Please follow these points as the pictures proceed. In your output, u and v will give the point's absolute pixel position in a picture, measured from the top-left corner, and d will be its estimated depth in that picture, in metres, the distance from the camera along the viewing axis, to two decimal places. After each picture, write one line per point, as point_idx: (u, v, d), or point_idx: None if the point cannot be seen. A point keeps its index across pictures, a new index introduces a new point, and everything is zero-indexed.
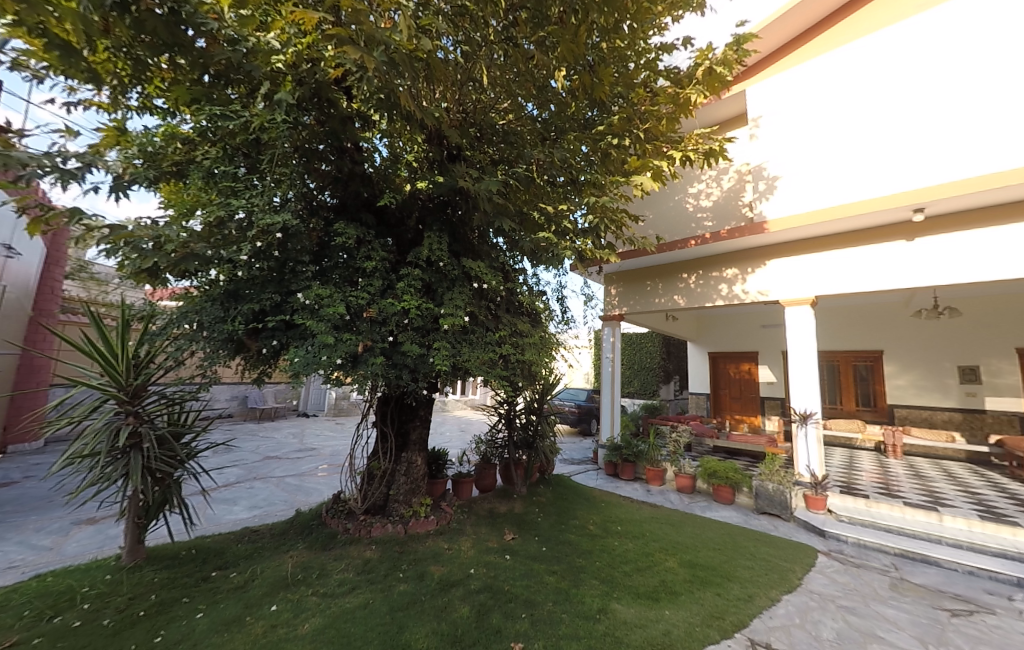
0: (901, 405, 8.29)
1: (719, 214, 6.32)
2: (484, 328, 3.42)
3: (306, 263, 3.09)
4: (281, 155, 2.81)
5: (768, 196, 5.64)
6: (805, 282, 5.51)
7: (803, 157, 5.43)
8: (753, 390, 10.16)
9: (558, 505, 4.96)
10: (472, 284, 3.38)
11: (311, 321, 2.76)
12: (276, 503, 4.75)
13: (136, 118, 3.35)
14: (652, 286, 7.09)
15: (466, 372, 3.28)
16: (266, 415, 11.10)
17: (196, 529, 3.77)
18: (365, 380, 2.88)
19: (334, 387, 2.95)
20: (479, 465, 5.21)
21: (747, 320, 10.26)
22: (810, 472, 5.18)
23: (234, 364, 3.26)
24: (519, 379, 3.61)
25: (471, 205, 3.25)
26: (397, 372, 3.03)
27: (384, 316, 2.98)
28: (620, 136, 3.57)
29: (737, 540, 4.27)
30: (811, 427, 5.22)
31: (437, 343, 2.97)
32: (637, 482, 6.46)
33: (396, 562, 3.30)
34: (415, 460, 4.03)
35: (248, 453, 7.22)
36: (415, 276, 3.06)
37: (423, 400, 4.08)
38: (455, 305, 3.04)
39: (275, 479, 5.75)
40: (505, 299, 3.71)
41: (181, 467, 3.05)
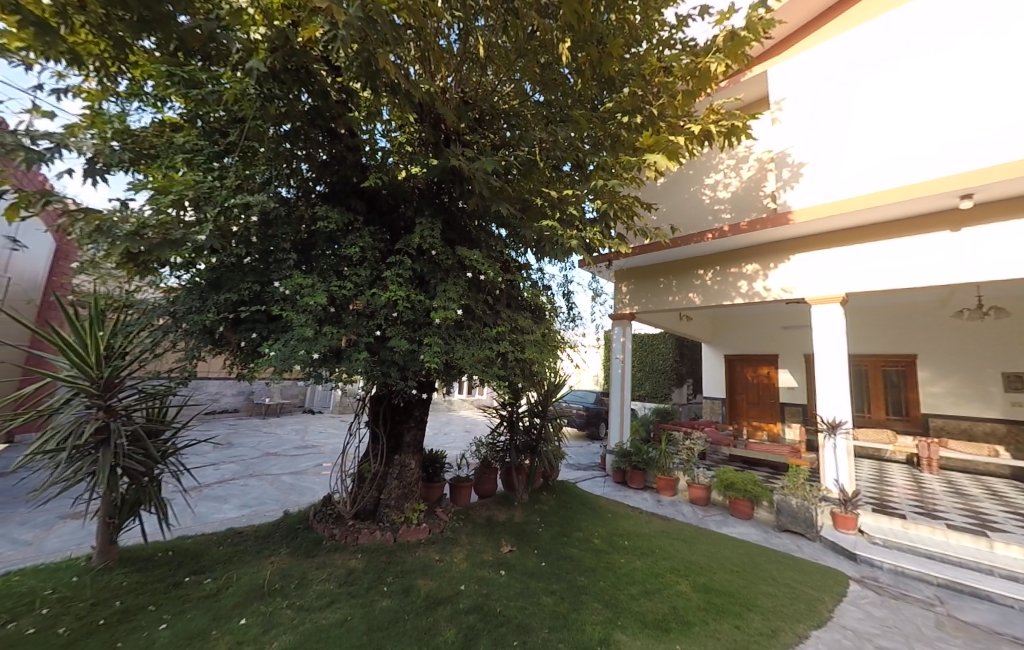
0: (937, 415, 7.76)
1: (738, 206, 5.90)
2: (482, 324, 3.15)
3: (289, 251, 2.86)
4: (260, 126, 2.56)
5: (793, 184, 5.28)
6: (834, 278, 5.10)
7: (831, 142, 5.04)
8: (773, 396, 9.68)
9: (561, 514, 4.68)
10: (467, 275, 3.12)
11: (289, 313, 2.53)
12: (267, 502, 4.57)
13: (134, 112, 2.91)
14: (665, 284, 6.73)
15: (460, 371, 3.00)
16: (271, 410, 11.08)
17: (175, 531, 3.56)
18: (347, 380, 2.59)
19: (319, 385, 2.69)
20: (478, 469, 4.94)
21: (765, 321, 9.82)
22: (838, 487, 4.79)
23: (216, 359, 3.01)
24: (519, 380, 3.33)
25: (466, 189, 2.96)
26: (385, 371, 2.75)
27: (371, 308, 2.71)
28: (630, 114, 3.29)
29: (758, 564, 3.89)
30: (841, 438, 4.83)
31: (427, 340, 2.70)
32: (647, 491, 6.12)
33: (382, 574, 3.04)
34: (408, 463, 3.79)
35: (247, 450, 7.11)
36: (406, 265, 2.81)
37: (417, 399, 3.84)
38: (448, 298, 2.77)
39: (270, 476, 5.60)
40: (505, 294, 3.43)
41: (160, 463, 2.87)
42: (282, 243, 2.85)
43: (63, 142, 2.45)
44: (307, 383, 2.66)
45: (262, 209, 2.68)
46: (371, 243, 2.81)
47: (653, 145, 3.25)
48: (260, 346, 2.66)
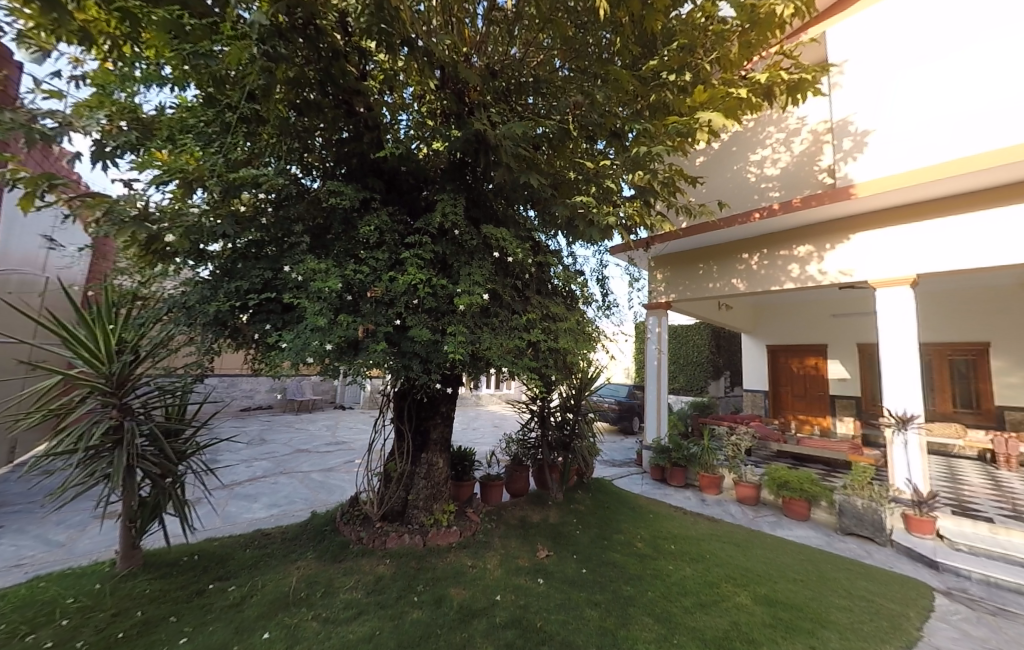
0: (1015, 407, 6.97)
1: (788, 183, 5.39)
2: (510, 311, 2.89)
3: (304, 234, 2.69)
4: (276, 102, 2.35)
5: (856, 155, 4.71)
6: (901, 259, 4.54)
7: (902, 106, 4.46)
8: (821, 387, 9.03)
9: (599, 514, 4.39)
10: (493, 256, 2.84)
11: (304, 301, 2.35)
12: (296, 501, 4.49)
13: (146, 90, 2.66)
14: (705, 269, 6.27)
15: (488, 363, 2.74)
16: (303, 406, 11.24)
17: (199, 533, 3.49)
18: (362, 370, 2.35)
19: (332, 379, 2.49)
20: (509, 467, 4.70)
21: (812, 308, 9.17)
22: (912, 487, 4.25)
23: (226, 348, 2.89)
24: (553, 372, 3.04)
25: (493, 161, 2.66)
26: (405, 362, 2.52)
27: (389, 293, 2.47)
28: (677, 72, 2.88)
29: (824, 571, 3.49)
30: (912, 433, 4.30)
31: (450, 328, 2.46)
32: (689, 490, 5.74)
33: (412, 581, 2.85)
34: (436, 461, 3.60)
35: (279, 446, 7.15)
36: (429, 248, 2.58)
37: (444, 394, 3.62)
38: (474, 282, 2.51)
39: (300, 473, 5.56)
40: (535, 279, 3.15)
41: (183, 458, 2.78)
42: (296, 227, 2.68)
43: (67, 123, 2.27)
44: (323, 376, 2.47)
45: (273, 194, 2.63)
46: (386, 220, 2.60)
47: (706, 101, 2.83)
48: (273, 336, 2.49)
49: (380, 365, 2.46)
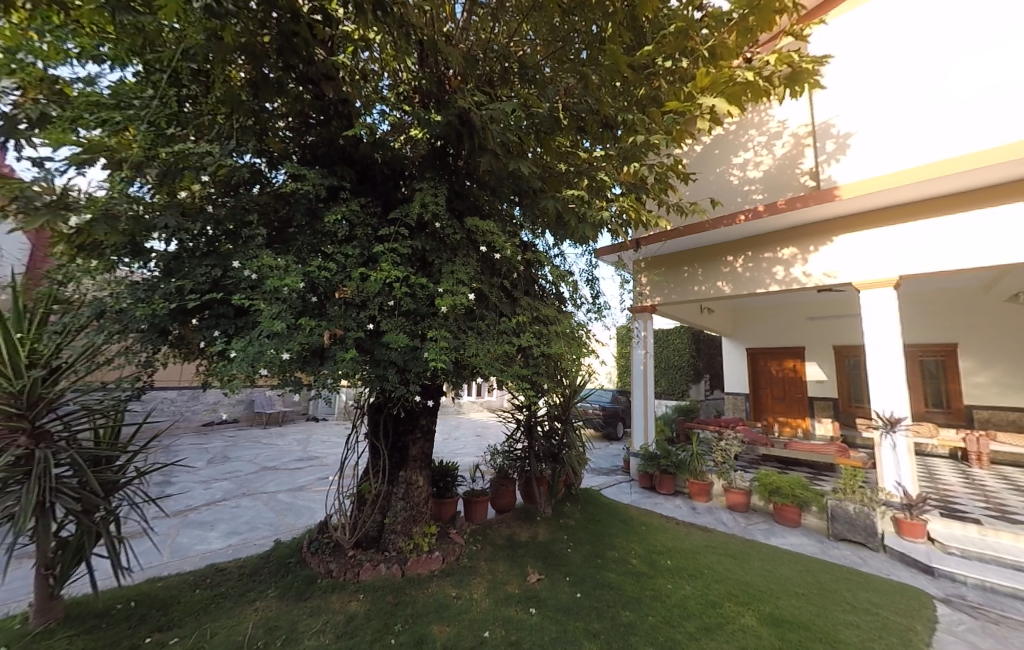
0: (983, 405, 7.16)
1: (772, 185, 5.31)
2: (497, 314, 2.63)
3: (258, 227, 2.36)
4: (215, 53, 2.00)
5: (839, 157, 4.74)
6: (884, 260, 4.54)
7: (882, 109, 4.49)
8: (800, 389, 9.14)
9: (589, 529, 4.15)
10: (479, 253, 2.58)
11: (260, 303, 2.03)
12: (259, 528, 4.07)
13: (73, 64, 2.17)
14: (689, 272, 6.18)
15: (474, 372, 2.46)
16: (272, 419, 10.61)
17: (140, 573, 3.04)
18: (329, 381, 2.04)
19: (293, 393, 2.16)
20: (494, 481, 4.41)
21: (789, 311, 9.30)
22: (901, 489, 4.19)
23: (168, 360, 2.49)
24: (544, 380, 2.80)
25: (478, 146, 2.39)
26: (379, 371, 2.22)
27: (360, 294, 2.18)
28: (671, 59, 2.70)
29: (825, 583, 3.35)
30: (899, 435, 4.25)
31: (431, 333, 2.18)
32: (679, 498, 5.59)
33: (389, 619, 2.52)
34: (415, 480, 3.29)
35: (244, 464, 6.62)
36: (413, 245, 2.31)
37: (425, 406, 3.31)
38: (457, 281, 2.25)
39: (266, 494, 5.11)
40: (523, 278, 2.91)
41: (118, 486, 2.40)
42: (248, 217, 2.35)
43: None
44: (282, 389, 2.14)
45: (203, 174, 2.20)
46: (356, 209, 2.31)
47: (707, 88, 2.65)
48: (222, 344, 2.15)
49: (350, 376, 2.15)
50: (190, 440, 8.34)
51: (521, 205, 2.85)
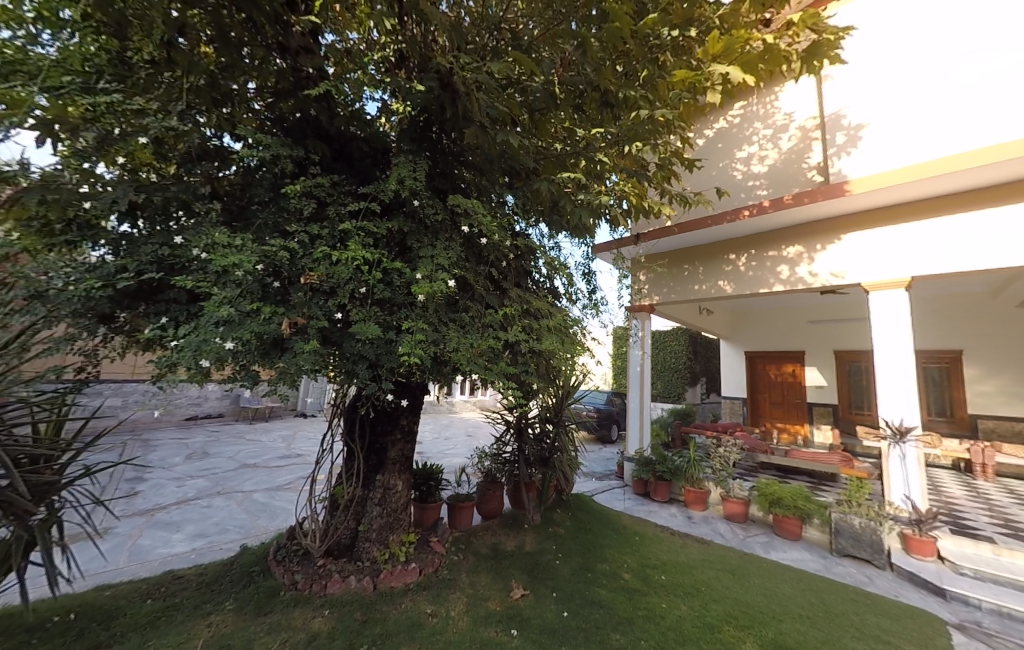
0: (988, 415, 6.99)
1: (777, 181, 5.09)
2: (483, 306, 2.39)
3: (216, 201, 2.11)
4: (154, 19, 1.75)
5: (849, 149, 4.50)
6: (894, 260, 4.32)
7: (895, 99, 4.27)
8: (799, 394, 8.95)
9: (580, 538, 3.92)
10: (463, 236, 2.33)
11: (211, 284, 1.77)
12: (228, 530, 3.81)
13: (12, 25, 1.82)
14: (690, 271, 5.94)
15: (455, 368, 2.22)
16: (258, 414, 10.32)
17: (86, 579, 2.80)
18: (285, 377, 1.77)
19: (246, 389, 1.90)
20: (481, 485, 4.18)
21: (790, 315, 9.11)
22: (911, 504, 4.01)
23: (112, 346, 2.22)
24: (534, 381, 2.56)
25: (462, 115, 2.15)
26: (348, 365, 1.98)
27: (326, 276, 1.92)
28: (680, 28, 2.46)
29: (832, 605, 3.13)
30: (909, 446, 4.06)
31: (406, 323, 1.94)
32: (674, 506, 5.37)
33: (355, 640, 2.27)
34: (393, 484, 3.05)
35: (224, 461, 6.35)
36: (390, 226, 2.07)
37: (406, 404, 3.07)
38: (436, 266, 2.01)
39: (240, 494, 4.85)
40: (513, 268, 2.67)
41: (55, 491, 2.10)
42: (202, 188, 2.08)
43: None
44: (233, 384, 1.86)
45: (149, 137, 1.95)
46: (325, 182, 2.05)
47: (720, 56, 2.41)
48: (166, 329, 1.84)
49: (314, 370, 1.90)
50: (171, 435, 8.05)
51: (512, 189, 2.60)
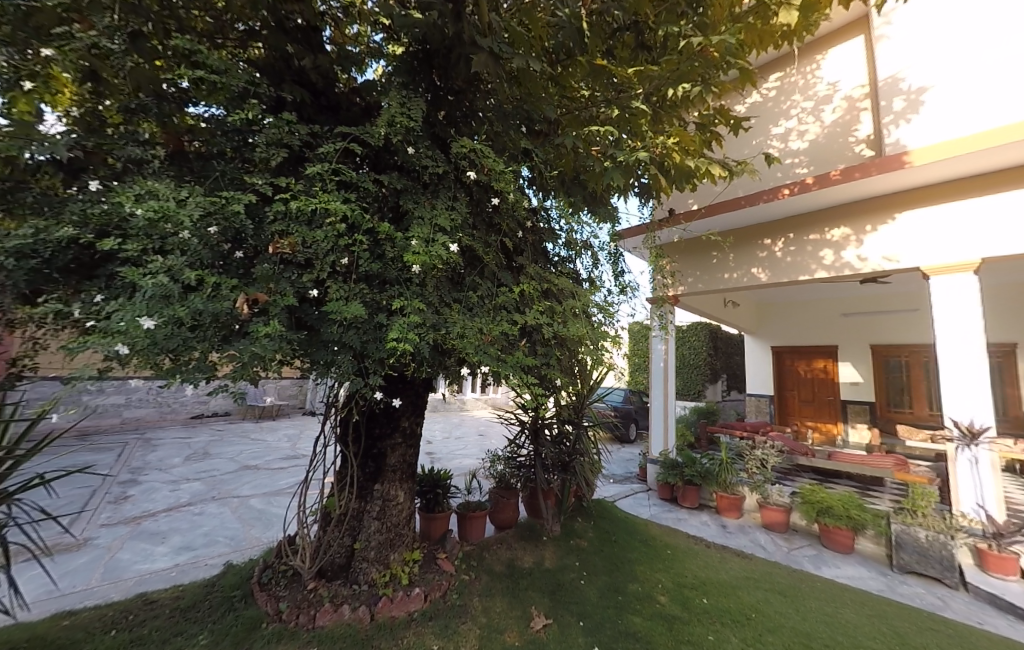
0: None
1: (819, 157, 4.59)
2: (495, 284, 1.98)
3: (168, 153, 1.70)
4: None
5: (909, 116, 3.86)
6: (961, 242, 3.73)
7: (968, 56, 3.66)
8: (831, 391, 8.36)
9: (605, 552, 3.51)
10: (472, 197, 1.91)
11: (150, 252, 1.40)
12: (217, 541, 3.48)
13: None
14: (719, 257, 5.42)
15: (462, 360, 1.82)
16: (266, 413, 10.08)
17: (43, 609, 2.45)
18: (240, 369, 1.36)
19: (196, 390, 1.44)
20: (495, 492, 3.79)
21: (821, 307, 8.53)
22: (986, 514, 3.46)
23: (37, 344, 1.80)
24: (557, 375, 2.15)
25: (467, 43, 1.71)
26: (325, 356, 1.59)
27: (300, 245, 1.55)
28: None
29: (909, 638, 2.62)
30: (982, 449, 3.50)
31: (397, 302, 1.56)
32: (705, 513, 4.91)
33: None
34: (393, 495, 2.67)
35: (224, 463, 6.07)
36: (377, 183, 1.69)
37: (408, 403, 2.68)
38: (429, 227, 1.61)
39: (236, 499, 4.53)
40: (529, 242, 2.25)
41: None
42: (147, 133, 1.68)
43: None
44: (168, 382, 1.41)
45: (82, 69, 1.56)
46: (301, 125, 1.66)
47: None
48: (97, 311, 1.40)
49: (277, 362, 1.51)
50: (174, 435, 7.81)
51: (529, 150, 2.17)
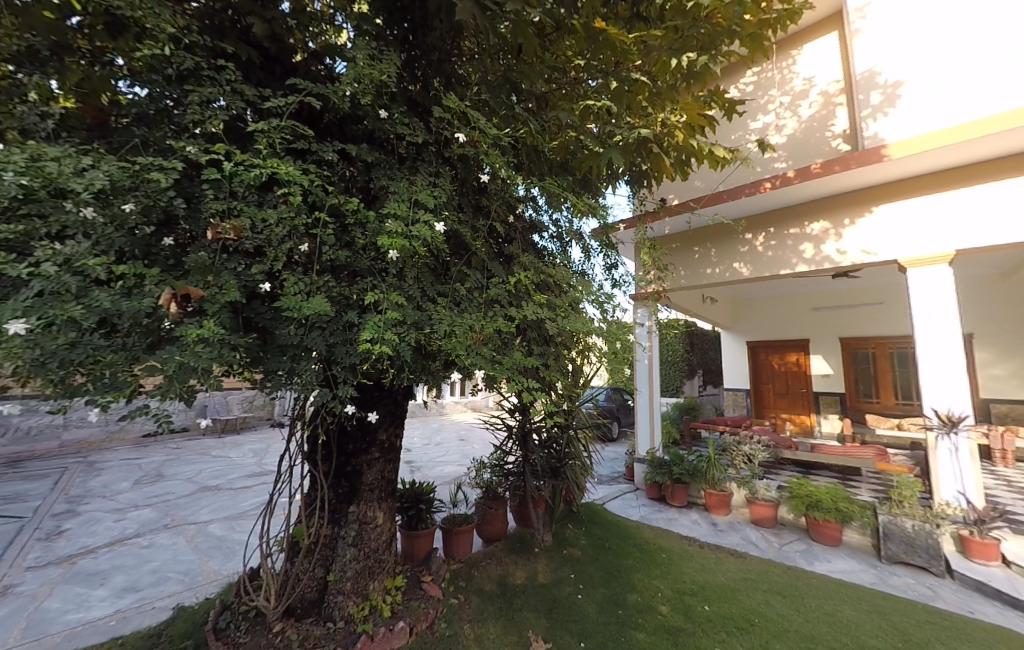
0: (1002, 398, 6.66)
1: (798, 152, 4.60)
2: (485, 275, 1.75)
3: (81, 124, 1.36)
4: None
5: (886, 109, 3.90)
6: (937, 233, 3.79)
7: (942, 51, 3.71)
8: (803, 382, 8.56)
9: (600, 561, 3.32)
10: (458, 176, 1.69)
11: (40, 238, 1.12)
12: (168, 578, 3.07)
13: None
14: (701, 252, 5.36)
15: (447, 362, 1.58)
16: (229, 426, 9.42)
17: None
18: (165, 386, 1.07)
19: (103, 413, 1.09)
20: (481, 504, 3.53)
21: (793, 301, 8.73)
22: (967, 502, 3.52)
23: None
24: (553, 376, 1.95)
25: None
26: (282, 362, 1.32)
27: (248, 229, 1.31)
28: None
29: (912, 633, 2.55)
30: (962, 437, 3.54)
31: (370, 295, 1.33)
32: (694, 511, 4.83)
33: None
34: (374, 516, 2.39)
35: (179, 485, 5.54)
36: (348, 151, 1.47)
37: (385, 415, 2.38)
38: (404, 203, 1.38)
39: (192, 526, 4.08)
40: (519, 230, 2.04)
41: None
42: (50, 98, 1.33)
43: None
44: (64, 407, 1.07)
45: None
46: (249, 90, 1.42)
47: None
48: None
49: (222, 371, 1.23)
50: (123, 456, 7.14)
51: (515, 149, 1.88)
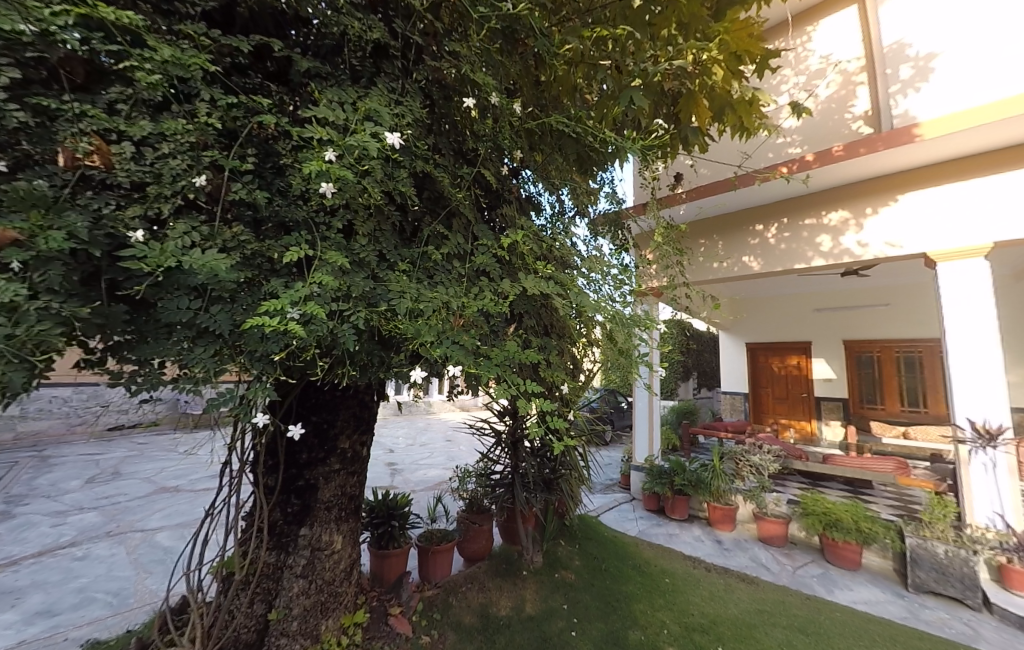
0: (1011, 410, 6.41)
1: (813, 135, 4.20)
2: (472, 241, 1.34)
3: None
4: None
5: (918, 84, 3.56)
6: (971, 223, 3.44)
7: (979, 21, 3.37)
8: (804, 388, 8.27)
9: (596, 586, 2.94)
10: (431, 107, 1.33)
11: None
12: (93, 601, 2.62)
13: None
14: (707, 246, 4.97)
15: (428, 364, 1.19)
16: None
17: None
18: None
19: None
20: (463, 521, 3.14)
21: (794, 303, 8.42)
22: (1004, 524, 3.16)
23: None
24: (555, 377, 1.55)
25: None
26: (165, 349, 0.88)
27: (127, 157, 0.90)
28: None
29: None
30: (1000, 452, 3.20)
31: (293, 253, 0.92)
32: (695, 526, 4.46)
33: None
34: (334, 542, 1.98)
35: (135, 485, 5.05)
36: (275, 49, 1.09)
37: (349, 419, 1.98)
38: (333, 115, 1.00)
39: (137, 535, 3.62)
40: (513, 195, 1.62)
41: None
42: None
43: None
44: None
45: None
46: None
47: None
48: None
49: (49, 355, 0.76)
50: (79, 451, 6.60)
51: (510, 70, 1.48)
